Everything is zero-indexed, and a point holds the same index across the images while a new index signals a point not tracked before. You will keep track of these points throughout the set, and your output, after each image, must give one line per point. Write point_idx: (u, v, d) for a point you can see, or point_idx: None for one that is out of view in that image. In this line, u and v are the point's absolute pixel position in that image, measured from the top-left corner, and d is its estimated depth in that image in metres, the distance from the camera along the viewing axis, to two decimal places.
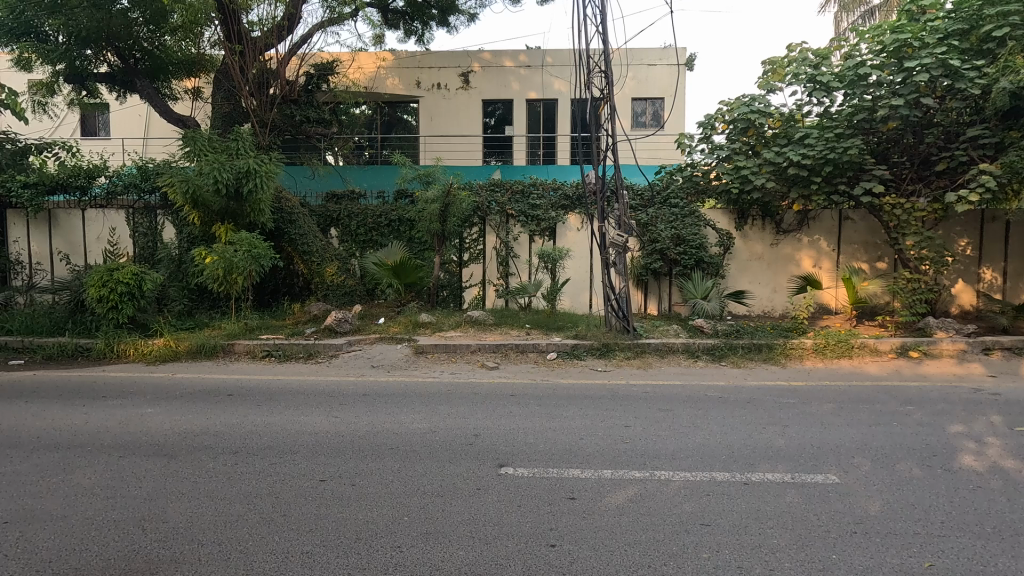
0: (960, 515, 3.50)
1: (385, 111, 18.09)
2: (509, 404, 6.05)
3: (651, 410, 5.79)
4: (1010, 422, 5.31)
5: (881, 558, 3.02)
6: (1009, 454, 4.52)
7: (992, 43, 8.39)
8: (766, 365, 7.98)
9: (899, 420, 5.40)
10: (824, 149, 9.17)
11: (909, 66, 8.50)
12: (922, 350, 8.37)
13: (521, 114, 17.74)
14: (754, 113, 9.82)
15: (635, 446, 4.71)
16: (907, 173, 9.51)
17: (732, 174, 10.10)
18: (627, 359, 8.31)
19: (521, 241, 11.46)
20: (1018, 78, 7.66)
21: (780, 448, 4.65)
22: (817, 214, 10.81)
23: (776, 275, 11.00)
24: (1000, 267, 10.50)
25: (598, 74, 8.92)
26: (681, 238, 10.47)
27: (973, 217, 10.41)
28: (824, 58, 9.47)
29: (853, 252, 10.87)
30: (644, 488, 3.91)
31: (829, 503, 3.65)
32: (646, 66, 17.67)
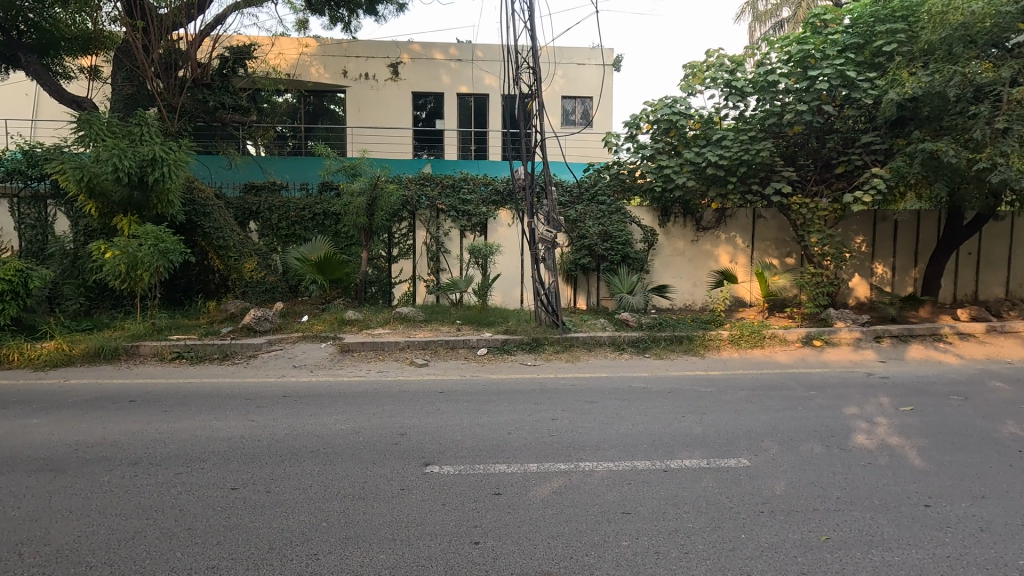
0: (854, 490, 3.80)
1: (310, 101, 17.38)
2: (437, 401, 5.97)
3: (579, 403, 5.90)
4: (896, 402, 5.85)
5: (784, 534, 3.22)
6: (896, 432, 4.96)
7: (882, 57, 9.18)
8: (687, 356, 8.36)
9: (804, 404, 5.80)
10: (739, 150, 9.71)
11: (812, 75, 9.15)
12: (824, 339, 9.05)
13: (452, 108, 17.58)
14: (675, 115, 10.25)
15: (561, 439, 4.79)
16: (811, 175, 10.26)
17: (655, 173, 10.48)
18: (556, 352, 8.43)
19: (453, 236, 11.34)
20: (903, 91, 8.28)
21: (698, 436, 4.87)
22: (733, 213, 11.45)
23: (696, 270, 11.54)
24: (889, 262, 11.56)
25: (526, 70, 8.95)
26: (608, 234, 10.76)
27: (868, 216, 11.39)
28: (739, 65, 10.03)
29: (765, 248, 11.61)
30: (569, 480, 3.97)
31: (740, 485, 3.86)
32: (575, 65, 17.97)
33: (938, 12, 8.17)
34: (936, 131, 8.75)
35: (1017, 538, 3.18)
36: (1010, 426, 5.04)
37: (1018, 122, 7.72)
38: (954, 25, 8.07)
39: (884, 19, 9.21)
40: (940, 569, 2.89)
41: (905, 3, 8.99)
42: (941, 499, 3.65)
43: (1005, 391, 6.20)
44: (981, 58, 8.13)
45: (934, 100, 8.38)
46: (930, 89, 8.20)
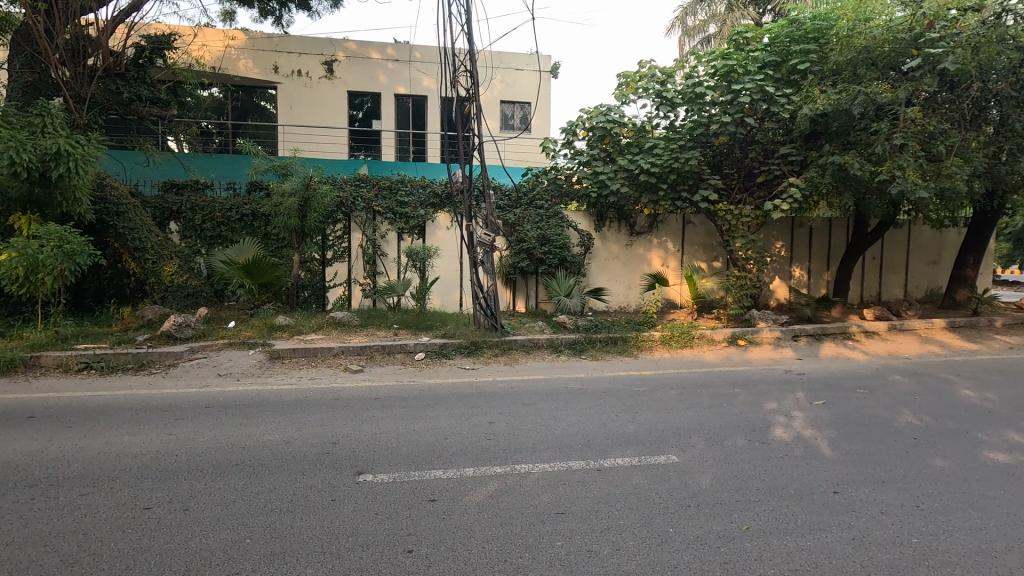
0: (772, 481, 4.03)
1: (238, 97, 16.62)
2: (372, 408, 5.83)
3: (516, 406, 5.94)
4: (811, 397, 6.26)
5: (708, 526, 3.36)
6: (810, 425, 5.31)
7: (797, 75, 9.84)
8: (621, 357, 8.60)
9: (729, 401, 6.11)
10: (669, 158, 10.12)
11: (735, 89, 9.70)
12: (748, 338, 9.57)
13: (389, 109, 17.27)
14: (610, 123, 10.56)
15: (498, 442, 4.79)
16: (735, 184, 10.85)
17: (591, 179, 10.75)
18: (494, 356, 8.45)
19: (390, 239, 11.13)
20: (815, 107, 8.95)
21: (630, 434, 5.01)
22: (665, 218, 11.92)
23: (630, 274, 11.91)
24: (805, 266, 12.38)
25: (463, 74, 8.95)
26: (546, 238, 10.88)
27: (786, 223, 12.16)
28: (669, 77, 10.46)
29: (694, 252, 12.16)
30: (505, 483, 3.97)
31: (669, 481, 4.01)
32: (514, 70, 18.12)
33: (845, 36, 8.93)
34: (844, 145, 9.45)
35: (911, 518, 3.48)
36: (907, 416, 5.52)
37: (913, 139, 8.47)
38: (858, 48, 8.77)
39: (799, 40, 9.90)
40: (845, 551, 3.11)
41: (817, 26, 9.68)
42: (848, 485, 3.94)
43: (903, 384, 6.77)
44: (881, 79, 8.86)
45: (842, 116, 9.06)
46: (838, 106, 8.85)
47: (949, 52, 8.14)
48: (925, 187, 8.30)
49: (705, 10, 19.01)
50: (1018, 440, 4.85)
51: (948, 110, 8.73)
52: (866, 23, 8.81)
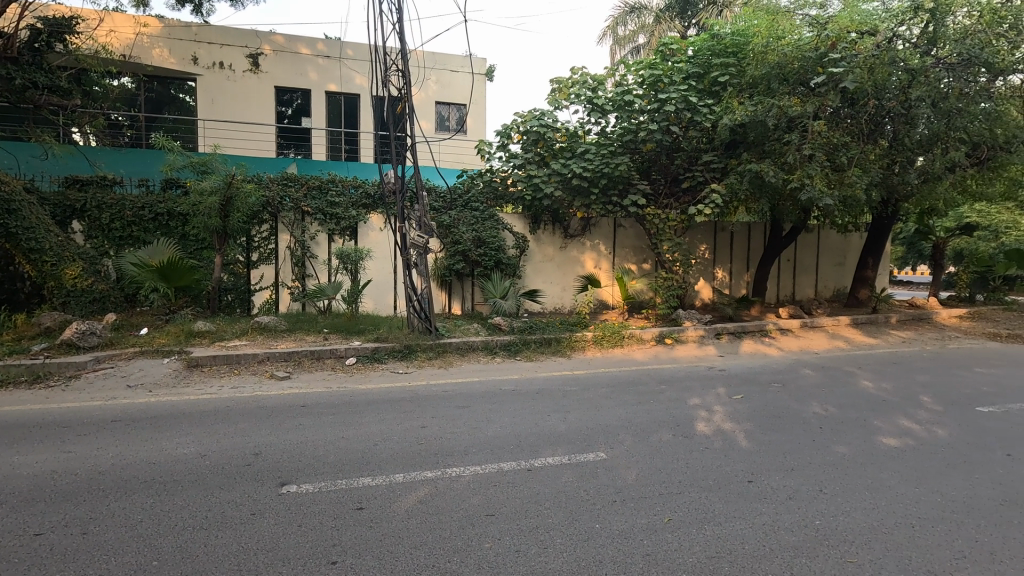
0: (693, 473, 4.22)
1: (152, 88, 15.62)
2: (299, 416, 5.60)
3: (449, 409, 5.90)
4: (730, 392, 6.62)
5: (633, 520, 3.48)
6: (728, 418, 5.61)
7: (718, 87, 10.40)
8: (555, 357, 8.75)
9: (656, 397, 6.35)
10: (601, 163, 10.40)
11: (662, 98, 10.12)
12: (674, 337, 10.00)
13: (320, 106, 16.72)
14: (544, 127, 10.73)
15: (430, 447, 4.74)
16: (662, 189, 11.30)
17: (526, 182, 10.87)
18: (428, 359, 8.36)
19: (320, 240, 10.75)
20: (734, 117, 9.50)
21: (561, 433, 5.10)
22: (597, 222, 12.27)
23: (565, 276, 12.14)
24: (727, 268, 13.08)
25: (395, 73, 8.82)
26: (481, 240, 10.88)
27: (710, 227, 12.80)
28: (600, 84, 10.76)
29: (625, 255, 12.58)
30: (435, 487, 3.93)
31: (597, 477, 4.11)
32: (449, 72, 18.06)
33: (759, 52, 9.51)
34: (760, 154, 10.09)
35: (815, 501, 3.75)
36: (815, 407, 5.95)
37: (819, 150, 9.15)
38: (771, 63, 9.37)
39: (719, 54, 10.47)
40: (757, 536, 3.31)
41: (735, 41, 10.27)
42: (761, 474, 4.19)
43: (811, 377, 7.30)
44: (792, 93, 9.52)
45: (758, 127, 9.63)
46: (754, 117, 9.42)
47: (849, 71, 8.85)
48: (829, 195, 8.99)
49: (635, 21, 19.67)
50: (907, 425, 5.34)
51: (849, 124, 9.49)
52: (778, 41, 9.43)
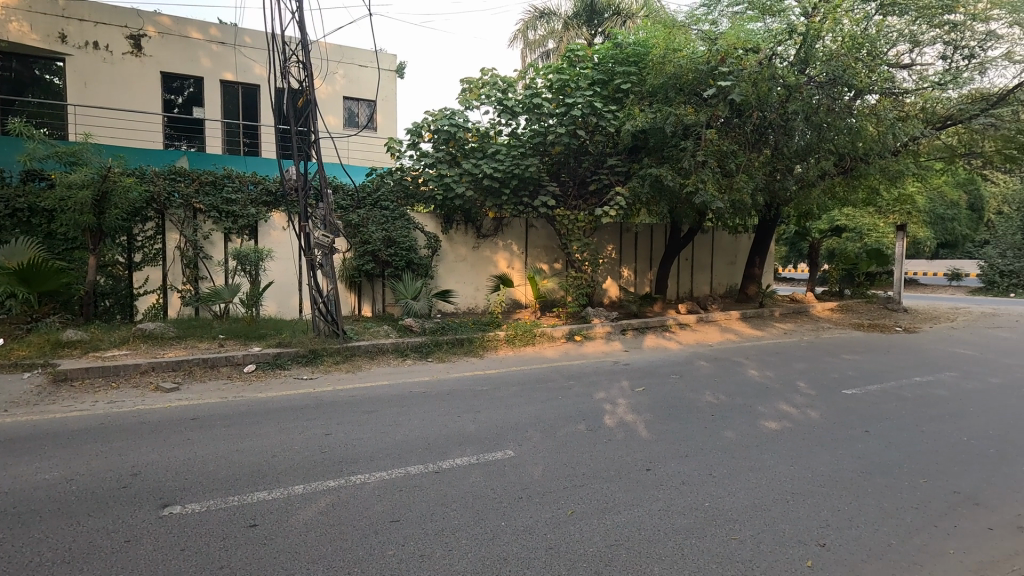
0: (596, 465, 4.37)
1: (10, 66, 13.92)
2: (189, 430, 5.18)
3: (355, 414, 5.71)
4: (633, 385, 6.94)
5: (537, 516, 3.54)
6: (631, 410, 5.89)
7: (621, 94, 10.88)
8: (467, 358, 8.74)
9: (564, 393, 6.53)
10: (510, 164, 10.50)
11: (569, 102, 10.42)
12: (583, 334, 10.35)
13: (214, 96, 15.55)
14: (454, 126, 10.67)
15: (333, 454, 4.56)
16: (571, 191, 11.62)
17: (437, 181, 10.74)
18: (335, 363, 8.03)
19: (215, 240, 9.99)
20: (636, 123, 9.99)
21: (470, 434, 5.10)
22: (509, 222, 12.41)
23: (478, 275, 12.16)
24: (632, 267, 13.74)
25: (295, 64, 8.39)
26: (391, 240, 10.60)
27: (616, 228, 13.37)
28: (510, 86, 10.87)
29: (537, 254, 12.83)
30: (337, 497, 3.78)
31: (503, 475, 4.15)
32: (357, 66, 17.50)
33: (658, 62, 10.05)
34: (660, 159, 10.69)
35: (704, 485, 4.02)
36: (708, 396, 6.39)
37: (711, 157, 9.85)
38: (668, 74, 9.95)
39: (623, 63, 10.96)
40: (652, 521, 3.48)
41: (636, 51, 10.78)
42: (658, 462, 4.43)
43: (706, 368, 7.83)
44: (687, 103, 10.18)
45: (658, 133, 10.17)
46: (654, 124, 9.95)
47: (736, 84, 9.58)
48: (720, 199, 9.70)
49: (544, 26, 20.26)
50: (785, 409, 5.88)
51: (737, 133, 10.27)
52: (675, 53, 9.99)
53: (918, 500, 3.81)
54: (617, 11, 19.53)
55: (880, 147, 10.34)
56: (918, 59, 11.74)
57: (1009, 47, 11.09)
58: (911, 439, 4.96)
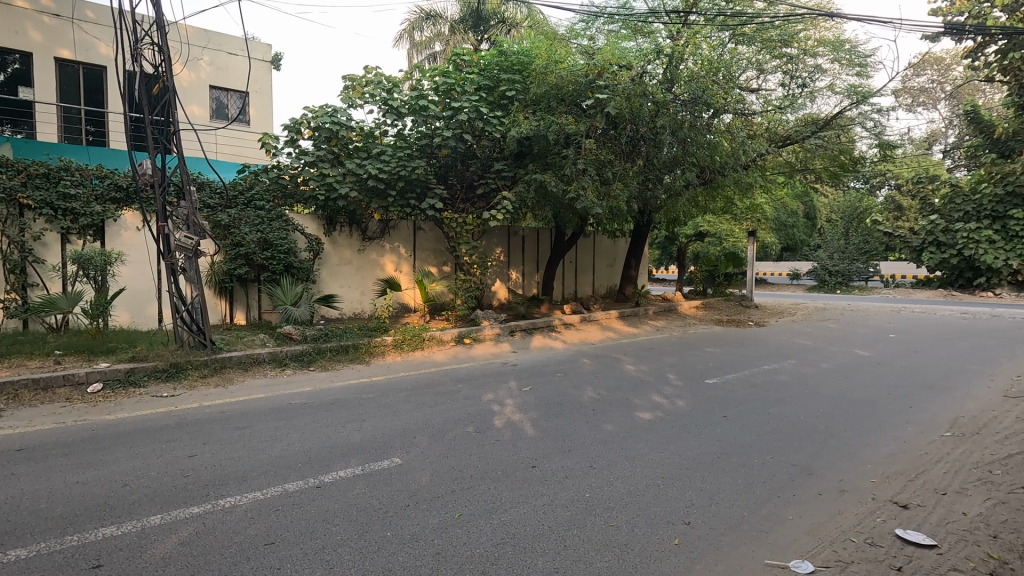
0: (483, 467, 4.41)
1: None
2: (16, 463, 4.44)
3: (225, 432, 5.25)
4: (520, 385, 7.11)
5: (424, 522, 3.50)
6: (518, 409, 6.02)
7: (506, 100, 11.11)
8: (352, 365, 8.41)
9: (453, 396, 6.53)
10: (396, 166, 10.27)
11: (455, 105, 10.46)
12: (472, 337, 10.42)
13: (47, 76, 13.51)
14: (336, 124, 10.21)
15: (199, 477, 4.15)
16: (458, 194, 11.63)
17: (317, 181, 10.18)
18: (202, 377, 7.32)
19: (49, 241, 8.66)
20: (520, 130, 10.27)
21: (355, 444, 4.91)
22: (396, 224, 12.16)
23: (364, 279, 11.75)
24: (520, 270, 14.09)
25: (148, 47, 7.52)
26: (268, 241, 9.84)
27: (503, 231, 13.68)
28: (395, 86, 10.65)
29: (425, 257, 12.69)
30: (202, 523, 3.45)
31: (390, 484, 4.05)
32: (224, 54, 16.15)
33: (540, 72, 10.44)
34: (544, 166, 11.05)
35: (585, 477, 4.23)
36: (589, 392, 6.73)
37: (590, 165, 10.40)
38: (550, 84, 10.36)
39: (507, 71, 11.24)
40: (536, 517, 3.59)
41: (520, 59, 11.11)
42: (543, 459, 4.59)
43: (588, 365, 8.25)
44: (568, 112, 10.64)
45: (541, 140, 10.54)
46: (537, 132, 10.31)
47: (611, 97, 10.24)
48: (598, 205, 10.33)
49: (431, 28, 20.29)
50: (657, 400, 6.37)
51: (613, 144, 10.91)
52: (556, 64, 10.45)
53: (765, 474, 4.32)
54: (503, 19, 19.79)
55: (733, 161, 11.58)
56: (763, 85, 13.33)
57: (832, 79, 12.97)
58: (760, 421, 5.60)
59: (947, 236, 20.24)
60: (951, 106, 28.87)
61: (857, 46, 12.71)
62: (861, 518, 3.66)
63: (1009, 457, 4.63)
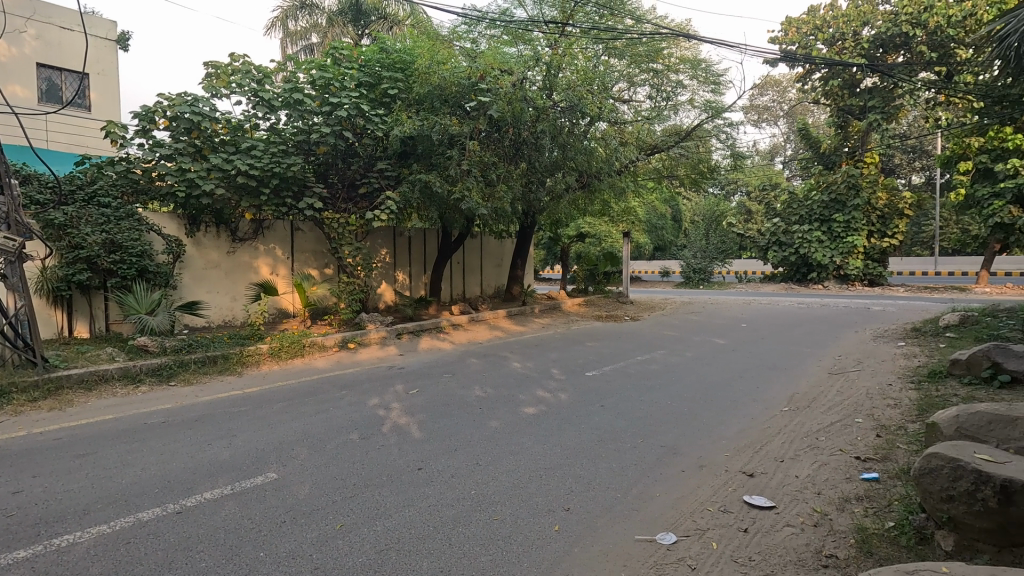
0: (367, 474, 4.29)
1: None
2: None
3: (62, 461, 4.57)
4: (407, 388, 7.00)
5: (302, 537, 3.33)
6: (405, 412, 5.94)
7: (388, 99, 10.89)
8: (222, 377, 7.74)
9: (335, 404, 6.26)
10: (269, 162, 9.62)
11: (334, 101, 10.06)
12: (357, 341, 10.06)
13: None
14: (198, 115, 9.34)
15: (27, 516, 3.59)
16: (339, 193, 11.17)
17: (177, 176, 9.24)
18: (33, 401, 6.32)
19: None
20: (404, 129, 10.13)
21: (224, 462, 4.53)
22: (271, 224, 11.39)
23: (234, 284, 10.86)
24: (407, 271, 13.86)
25: None
26: (116, 243, 8.64)
27: (389, 231, 13.39)
28: (267, 77, 10.00)
29: (305, 259, 12.01)
30: (31, 568, 2.99)
31: (264, 501, 3.80)
32: (56, 28, 14.10)
33: (423, 72, 10.41)
34: (428, 167, 10.97)
35: (471, 475, 4.28)
36: (476, 391, 6.80)
37: (474, 167, 10.52)
38: (433, 84, 10.35)
39: (388, 69, 11.02)
40: (421, 518, 3.57)
41: (402, 58, 10.96)
42: (429, 461, 4.55)
43: (475, 365, 8.32)
44: (452, 114, 10.68)
45: (425, 140, 10.48)
46: (421, 132, 10.22)
47: (494, 101, 10.44)
48: (484, 206, 10.47)
49: (306, 18, 19.30)
50: (541, 394, 6.62)
51: (496, 146, 11.10)
52: (439, 65, 10.39)
53: (636, 457, 4.67)
54: (384, 15, 19.36)
55: (608, 167, 12.33)
56: (634, 96, 14.38)
57: (691, 95, 14.28)
58: (634, 408, 6.03)
59: (787, 237, 23.00)
60: (788, 124, 33.15)
61: (711, 66, 14.11)
62: (716, 489, 4.08)
63: (832, 425, 5.43)
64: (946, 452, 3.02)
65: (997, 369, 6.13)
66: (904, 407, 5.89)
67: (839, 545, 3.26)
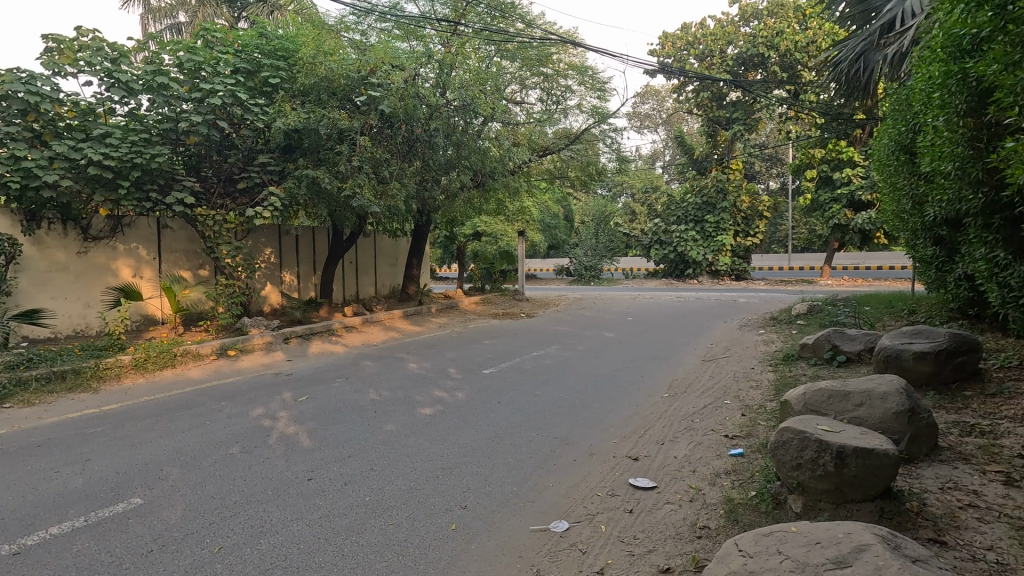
0: (251, 490, 3.99)
1: None
2: None
3: None
4: (296, 395, 6.62)
5: (172, 566, 3.03)
6: (292, 421, 5.61)
7: (269, 88, 10.20)
8: (72, 394, 6.79)
9: (212, 417, 5.75)
10: (128, 151, 8.61)
11: (205, 87, 9.22)
12: (238, 347, 9.33)
13: None
14: (35, 95, 8.07)
15: None
16: (215, 187, 10.24)
17: (9, 164, 7.94)
18: None
19: None
20: (288, 121, 9.62)
21: (76, 491, 3.99)
22: (132, 221, 10.20)
23: (87, 289, 9.60)
24: (294, 271, 13.09)
25: None
26: None
27: (274, 229, 12.59)
28: (123, 56, 8.91)
29: (174, 260, 10.90)
30: None
31: (127, 530, 3.41)
32: None
33: (308, 63, 9.88)
34: (316, 161, 10.38)
35: (366, 480, 4.15)
36: (371, 394, 6.59)
37: (366, 163, 10.17)
38: (319, 75, 9.88)
39: (269, 56, 10.33)
40: (310, 532, 3.40)
41: (284, 45, 10.39)
42: (320, 470, 4.34)
43: (370, 368, 8.06)
44: (340, 108, 10.24)
45: (311, 135, 9.98)
46: (307, 125, 9.71)
47: (384, 96, 10.15)
48: (376, 204, 10.14)
49: None
50: (438, 394, 6.57)
51: (389, 143, 10.79)
52: (326, 56, 9.99)
53: (531, 450, 4.80)
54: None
55: (502, 167, 12.51)
56: (526, 98, 14.71)
57: (579, 100, 14.87)
58: (529, 403, 6.19)
59: (667, 236, 24.81)
60: (666, 131, 35.79)
61: (597, 73, 14.79)
62: (604, 475, 4.32)
63: (705, 408, 5.96)
64: (796, 426, 3.42)
65: (836, 351, 7.07)
66: (764, 388, 6.60)
67: (711, 516, 3.59)
